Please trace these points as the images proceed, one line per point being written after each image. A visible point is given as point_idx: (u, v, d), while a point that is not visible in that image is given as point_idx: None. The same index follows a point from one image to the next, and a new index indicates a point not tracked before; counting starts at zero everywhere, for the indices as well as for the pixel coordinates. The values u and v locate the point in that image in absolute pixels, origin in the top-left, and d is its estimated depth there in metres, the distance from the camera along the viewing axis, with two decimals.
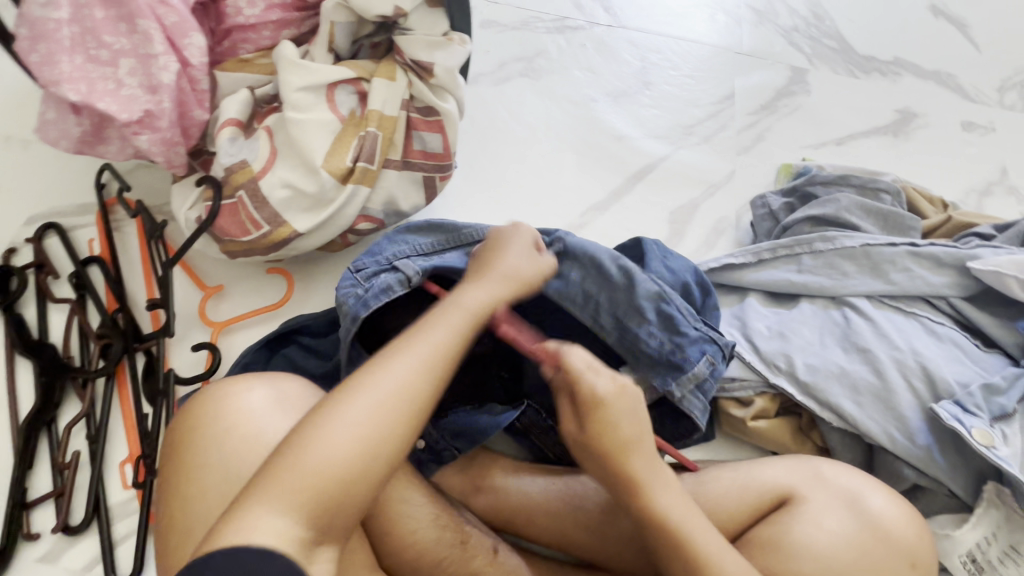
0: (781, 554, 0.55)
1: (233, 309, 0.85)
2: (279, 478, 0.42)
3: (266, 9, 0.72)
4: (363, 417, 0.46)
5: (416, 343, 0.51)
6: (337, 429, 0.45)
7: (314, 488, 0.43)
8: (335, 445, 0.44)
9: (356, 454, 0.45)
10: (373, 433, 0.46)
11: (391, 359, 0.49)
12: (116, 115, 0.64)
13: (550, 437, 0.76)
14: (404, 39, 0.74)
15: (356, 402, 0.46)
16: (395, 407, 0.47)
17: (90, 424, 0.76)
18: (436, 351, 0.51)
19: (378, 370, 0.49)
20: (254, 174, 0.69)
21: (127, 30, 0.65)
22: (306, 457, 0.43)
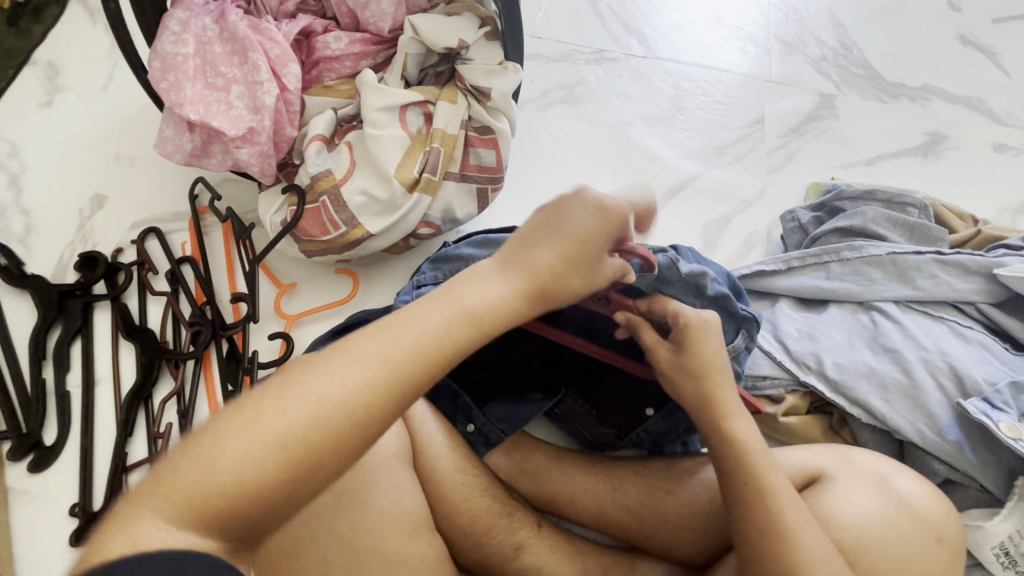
0: (826, 522, 0.58)
1: (304, 304, 0.95)
2: (179, 470, 0.42)
3: (349, 44, 0.84)
4: (285, 421, 0.43)
5: (377, 340, 0.48)
6: (259, 429, 0.43)
7: (210, 497, 0.41)
8: (248, 445, 0.42)
9: (270, 461, 0.42)
10: (292, 437, 0.43)
11: (341, 361, 0.46)
12: (225, 131, 0.76)
13: (587, 423, 0.81)
14: (465, 68, 0.84)
15: (284, 400, 0.44)
16: (322, 420, 0.44)
17: (180, 401, 0.86)
18: (395, 354, 0.47)
19: (313, 374, 0.46)
20: (337, 181, 0.80)
21: (239, 61, 0.79)
22: (214, 453, 0.42)
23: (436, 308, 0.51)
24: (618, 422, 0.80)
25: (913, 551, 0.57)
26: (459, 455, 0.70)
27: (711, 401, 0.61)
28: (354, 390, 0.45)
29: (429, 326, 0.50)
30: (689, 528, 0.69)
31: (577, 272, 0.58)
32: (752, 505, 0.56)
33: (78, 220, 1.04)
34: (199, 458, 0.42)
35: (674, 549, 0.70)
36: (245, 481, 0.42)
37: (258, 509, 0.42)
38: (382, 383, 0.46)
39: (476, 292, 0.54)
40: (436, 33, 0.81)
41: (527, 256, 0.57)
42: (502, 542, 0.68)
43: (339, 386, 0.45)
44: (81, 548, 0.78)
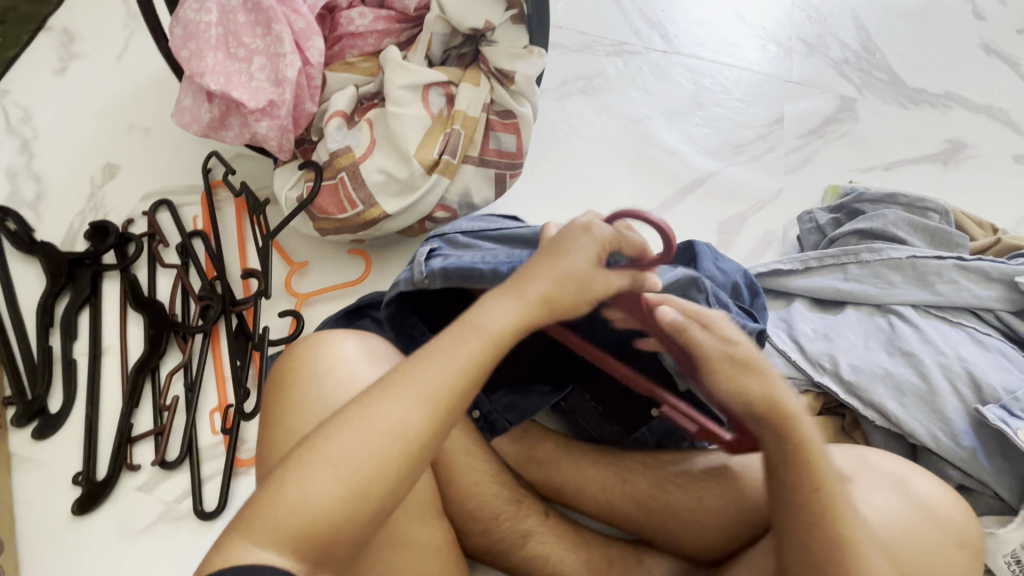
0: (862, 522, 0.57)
1: (314, 284, 0.94)
2: (265, 516, 0.46)
3: (373, 20, 0.83)
4: (354, 461, 0.48)
5: (419, 374, 0.51)
6: (325, 470, 0.47)
7: (295, 532, 0.46)
8: (323, 487, 0.47)
9: (342, 498, 0.47)
10: (363, 475, 0.48)
11: (388, 396, 0.50)
12: (245, 102, 0.75)
13: (593, 417, 0.80)
14: (490, 50, 0.83)
15: (342, 439, 0.48)
16: (385, 453, 0.48)
17: (187, 374, 0.85)
18: (437, 386, 0.51)
19: (363, 414, 0.49)
20: (356, 158, 0.79)
21: (262, 32, 0.77)
22: (293, 497, 0.46)
23: (460, 338, 0.53)
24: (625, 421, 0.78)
25: (937, 554, 0.57)
26: (471, 440, 0.69)
27: (767, 410, 0.56)
28: (405, 425, 0.49)
29: (463, 354, 0.53)
30: (702, 525, 0.67)
31: (582, 290, 0.57)
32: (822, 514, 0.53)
33: (88, 188, 1.03)
34: (277, 498, 0.47)
35: (684, 545, 0.69)
36: (331, 518, 0.47)
37: (342, 542, 0.47)
38: (431, 411, 0.50)
39: (494, 317, 0.54)
40: (463, 12, 0.80)
41: (529, 282, 0.56)
42: (510, 529, 0.68)
43: (394, 419, 0.49)
44: (84, 517, 0.78)
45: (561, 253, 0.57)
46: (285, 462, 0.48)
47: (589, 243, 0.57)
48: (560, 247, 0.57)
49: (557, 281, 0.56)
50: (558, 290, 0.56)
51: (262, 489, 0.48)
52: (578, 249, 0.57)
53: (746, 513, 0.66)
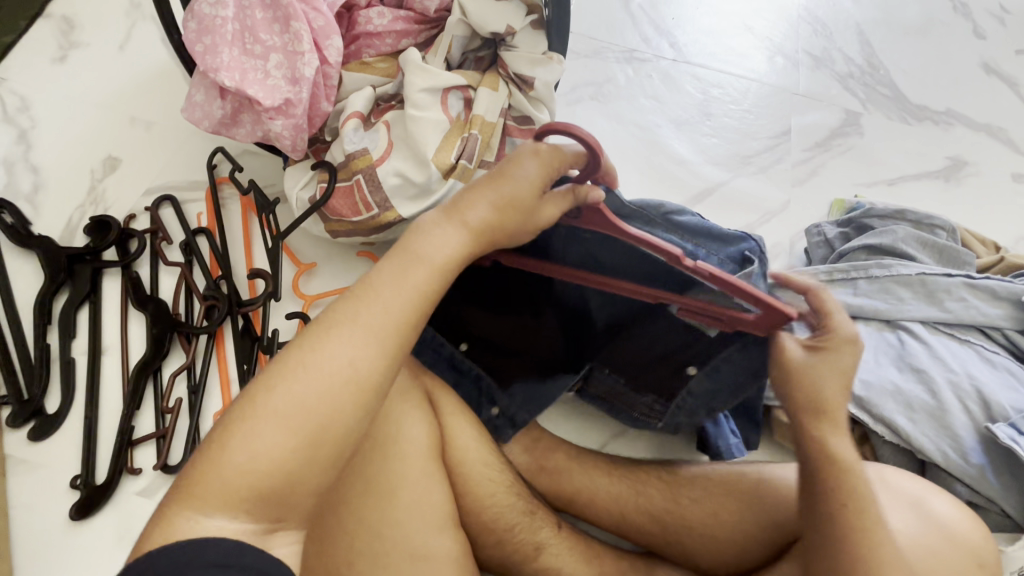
0: None
1: (322, 286, 0.92)
2: (209, 478, 0.44)
3: (392, 21, 0.82)
4: (297, 408, 0.46)
5: (362, 311, 0.50)
6: (271, 420, 0.46)
7: (242, 490, 0.44)
8: (269, 439, 0.45)
9: (292, 449, 0.46)
10: (310, 423, 0.46)
11: (330, 337, 0.49)
12: (261, 100, 0.74)
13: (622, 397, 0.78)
14: (509, 55, 0.82)
15: (285, 387, 0.47)
16: (333, 394, 0.47)
17: (191, 376, 0.83)
18: (384, 325, 0.50)
19: (306, 358, 0.48)
20: (373, 161, 0.78)
21: (280, 29, 0.76)
22: (239, 454, 0.45)
23: (403, 270, 0.53)
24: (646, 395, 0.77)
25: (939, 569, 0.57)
26: (487, 450, 0.68)
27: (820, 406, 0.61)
28: (351, 364, 0.48)
29: (411, 286, 0.52)
30: (716, 541, 0.67)
31: (534, 208, 0.57)
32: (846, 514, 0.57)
33: (89, 181, 1.01)
34: (220, 456, 0.45)
35: (696, 560, 0.68)
36: (281, 469, 0.45)
37: (293, 494, 0.46)
38: (381, 348, 0.50)
39: (437, 247, 0.55)
40: (484, 16, 0.79)
41: (460, 212, 0.57)
42: (523, 543, 0.67)
43: (339, 358, 0.48)
44: (83, 521, 0.76)
45: (506, 173, 0.57)
46: (228, 416, 0.47)
47: (532, 166, 0.57)
48: (508, 169, 0.57)
49: (498, 199, 0.57)
50: (501, 208, 0.57)
51: (206, 449, 0.46)
52: (526, 174, 0.57)
53: (757, 533, 0.66)
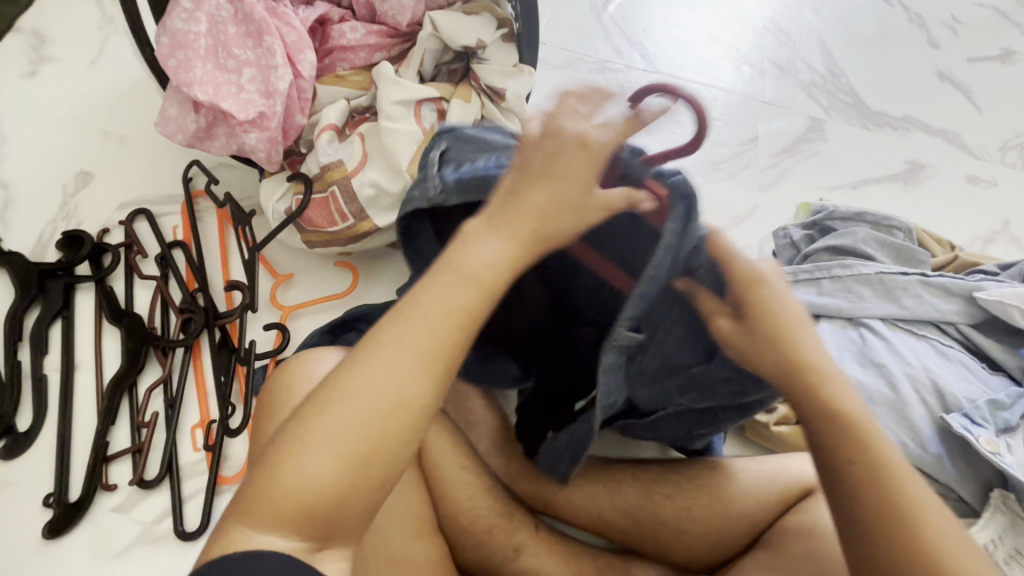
0: (814, 536, 0.60)
1: (300, 296, 0.93)
2: (263, 500, 0.42)
3: (365, 35, 0.83)
4: (347, 431, 0.43)
5: (409, 330, 0.46)
6: (321, 445, 0.43)
7: (297, 513, 0.42)
8: (320, 463, 0.42)
9: (345, 472, 0.43)
10: (362, 446, 0.43)
11: (379, 355, 0.45)
12: (235, 114, 0.75)
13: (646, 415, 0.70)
14: (481, 67, 0.84)
15: (333, 410, 0.44)
16: (383, 418, 0.44)
17: (167, 389, 0.83)
18: (435, 342, 0.46)
19: (354, 380, 0.44)
20: (348, 172, 0.80)
21: (253, 44, 0.77)
22: (289, 478, 0.42)
23: (449, 284, 0.47)
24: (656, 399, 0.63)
25: None
26: (463, 453, 0.70)
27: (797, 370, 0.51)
28: (401, 385, 0.44)
29: (457, 303, 0.47)
30: (688, 535, 0.68)
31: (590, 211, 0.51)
32: (897, 525, 0.48)
33: (61, 197, 1.00)
34: (271, 482, 0.42)
35: (671, 554, 0.69)
36: (334, 493, 0.42)
37: (349, 516, 0.43)
38: (430, 368, 0.46)
39: (484, 262, 0.48)
40: (455, 31, 0.81)
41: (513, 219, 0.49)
42: (500, 543, 0.68)
43: (388, 381, 0.44)
44: (56, 539, 0.75)
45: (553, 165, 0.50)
46: (279, 440, 0.44)
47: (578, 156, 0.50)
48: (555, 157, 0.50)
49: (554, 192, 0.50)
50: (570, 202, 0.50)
51: (254, 485, 0.43)
52: (572, 169, 0.50)
53: (735, 525, 0.66)
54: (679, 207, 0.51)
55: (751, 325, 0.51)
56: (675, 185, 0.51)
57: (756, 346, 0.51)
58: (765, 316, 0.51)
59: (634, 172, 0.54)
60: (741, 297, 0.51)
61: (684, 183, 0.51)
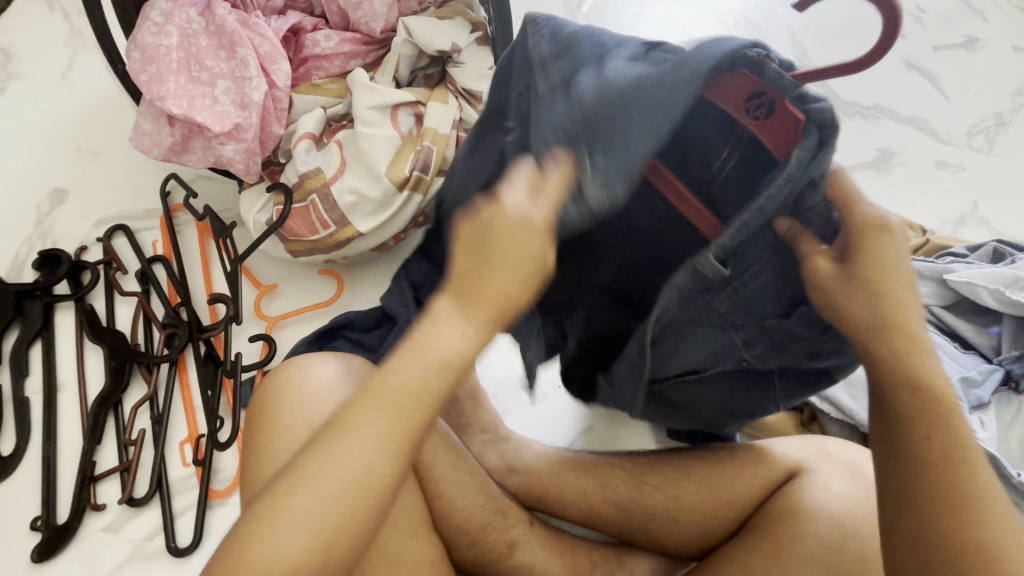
0: (800, 516, 0.62)
1: (285, 306, 0.93)
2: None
3: (339, 43, 0.83)
4: (312, 516, 0.43)
5: (370, 410, 0.44)
6: (286, 525, 0.43)
7: None
8: (289, 541, 0.42)
9: (309, 554, 0.43)
10: (329, 526, 0.43)
11: (346, 436, 0.43)
12: (211, 126, 0.74)
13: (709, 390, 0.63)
14: (456, 71, 0.84)
15: (298, 491, 0.43)
16: (347, 501, 0.43)
17: (153, 406, 0.82)
18: (397, 424, 0.44)
19: (315, 464, 0.43)
20: (327, 180, 0.80)
21: (226, 56, 0.77)
22: (256, 556, 0.42)
23: (408, 364, 0.44)
24: (713, 356, 0.54)
25: None
26: (455, 454, 0.70)
27: (894, 325, 0.47)
28: (366, 464, 0.43)
29: (426, 388, 0.44)
30: (678, 522, 0.69)
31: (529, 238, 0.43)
32: (964, 477, 0.46)
33: (35, 216, 0.98)
34: (233, 565, 0.42)
35: (662, 542, 0.71)
36: (299, 574, 0.43)
37: None
38: (397, 448, 0.44)
39: (443, 342, 0.44)
40: (428, 37, 0.82)
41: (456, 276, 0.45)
42: (495, 540, 0.69)
43: (353, 462, 0.43)
44: (47, 562, 0.74)
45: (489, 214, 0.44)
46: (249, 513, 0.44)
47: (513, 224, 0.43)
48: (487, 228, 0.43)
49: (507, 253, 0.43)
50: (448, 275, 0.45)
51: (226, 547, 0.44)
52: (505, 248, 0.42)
53: (722, 509, 0.68)
54: (812, 136, 0.42)
55: (854, 271, 0.46)
56: (816, 111, 0.42)
57: (851, 298, 0.46)
58: (871, 266, 0.46)
59: (772, 90, 0.44)
60: (853, 241, 0.47)
61: (829, 115, 0.42)
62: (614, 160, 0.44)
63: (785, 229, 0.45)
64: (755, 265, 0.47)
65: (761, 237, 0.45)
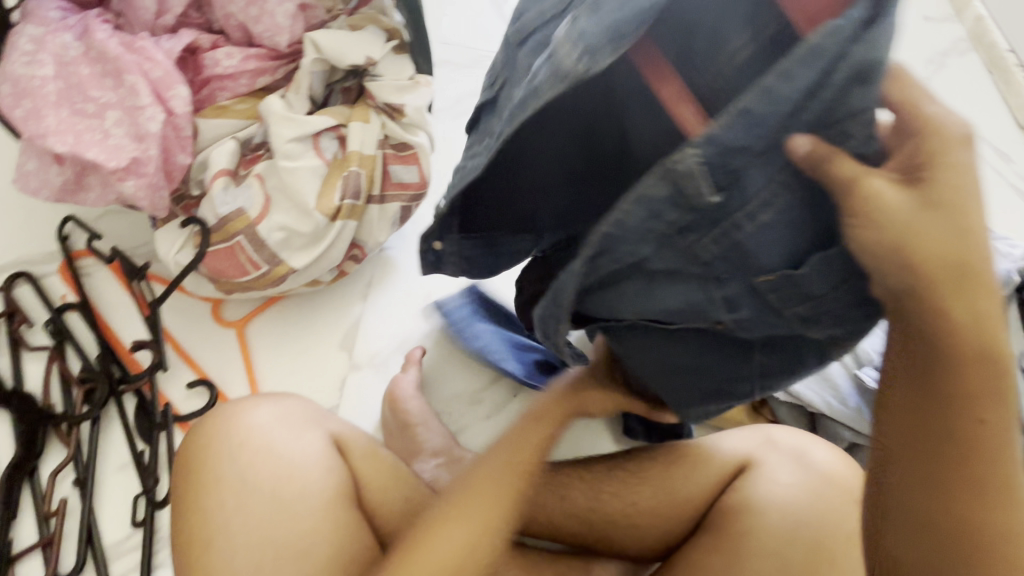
0: (751, 511, 0.62)
1: (241, 308, 0.91)
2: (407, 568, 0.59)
3: (243, 60, 0.77)
4: (459, 520, 0.63)
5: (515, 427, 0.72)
6: (460, 529, 0.62)
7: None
8: (456, 535, 0.61)
9: (464, 542, 0.62)
10: (492, 521, 0.63)
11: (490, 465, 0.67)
12: (104, 163, 0.68)
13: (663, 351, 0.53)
14: (374, 85, 0.80)
15: (468, 504, 0.63)
16: (489, 500, 0.64)
17: (77, 468, 0.75)
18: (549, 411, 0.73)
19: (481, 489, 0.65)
20: (251, 220, 0.74)
21: (113, 84, 0.70)
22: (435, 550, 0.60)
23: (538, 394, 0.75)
24: (687, 311, 0.45)
25: (829, 509, 0.62)
26: (407, 485, 0.68)
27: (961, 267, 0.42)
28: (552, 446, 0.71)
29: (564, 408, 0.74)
30: (638, 526, 0.69)
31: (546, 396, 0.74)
32: (973, 448, 0.45)
33: None
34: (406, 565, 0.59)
35: (624, 548, 0.71)
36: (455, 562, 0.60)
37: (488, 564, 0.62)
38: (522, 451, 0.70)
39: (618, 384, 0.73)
40: (341, 50, 0.77)
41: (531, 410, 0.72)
42: None
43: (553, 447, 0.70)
44: None
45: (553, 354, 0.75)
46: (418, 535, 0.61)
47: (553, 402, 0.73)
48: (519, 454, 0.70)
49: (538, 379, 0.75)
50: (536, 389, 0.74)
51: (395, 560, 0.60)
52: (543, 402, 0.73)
53: (679, 509, 0.68)
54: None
55: (927, 188, 0.41)
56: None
57: (931, 224, 0.41)
58: (953, 181, 0.42)
59: None
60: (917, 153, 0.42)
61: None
62: (596, 17, 0.41)
63: (807, 149, 0.38)
64: (760, 193, 0.40)
65: (767, 154, 0.39)
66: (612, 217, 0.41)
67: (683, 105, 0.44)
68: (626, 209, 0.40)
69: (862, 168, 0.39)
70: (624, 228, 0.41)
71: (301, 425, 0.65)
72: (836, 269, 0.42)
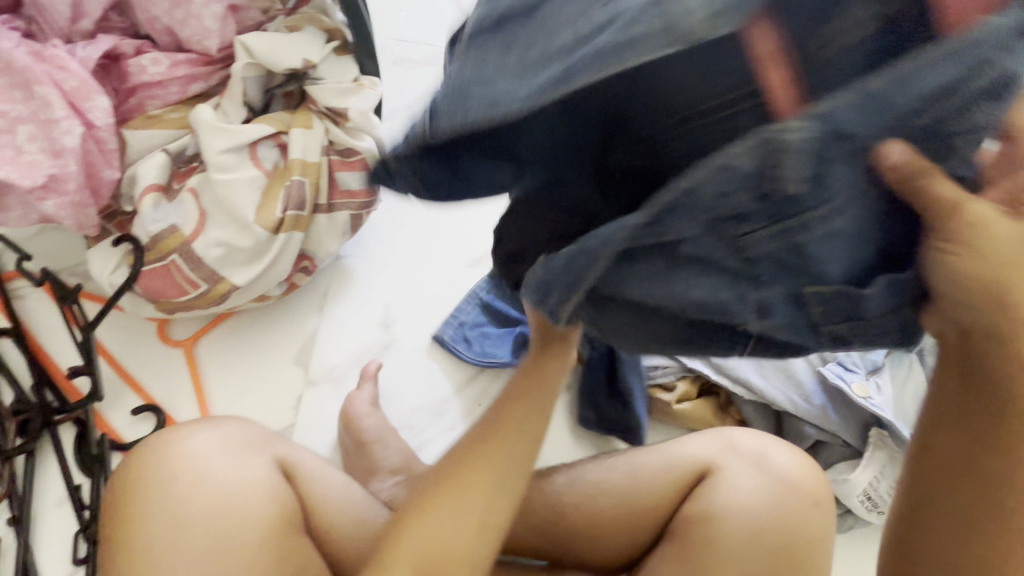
0: (710, 520, 0.61)
1: (189, 328, 0.87)
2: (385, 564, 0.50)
3: (171, 66, 0.73)
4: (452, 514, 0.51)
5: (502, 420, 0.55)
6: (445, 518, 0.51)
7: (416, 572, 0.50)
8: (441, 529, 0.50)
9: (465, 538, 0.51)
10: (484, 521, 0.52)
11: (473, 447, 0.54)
12: (17, 182, 0.63)
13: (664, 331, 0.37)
14: (315, 88, 0.76)
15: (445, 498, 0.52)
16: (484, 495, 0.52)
17: (12, 504, 0.71)
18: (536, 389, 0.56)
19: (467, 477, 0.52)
20: (185, 238, 0.71)
21: (23, 96, 0.65)
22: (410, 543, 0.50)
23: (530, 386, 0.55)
24: (702, 306, 0.34)
25: (787, 514, 0.61)
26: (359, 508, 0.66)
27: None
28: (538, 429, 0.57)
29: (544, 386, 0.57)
30: (601, 538, 0.67)
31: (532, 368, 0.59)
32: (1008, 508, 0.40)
33: None
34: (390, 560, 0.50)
35: (586, 560, 0.69)
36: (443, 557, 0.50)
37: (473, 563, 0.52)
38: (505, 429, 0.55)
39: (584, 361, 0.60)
40: (275, 54, 0.73)
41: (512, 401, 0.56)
42: None
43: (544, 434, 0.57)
44: None
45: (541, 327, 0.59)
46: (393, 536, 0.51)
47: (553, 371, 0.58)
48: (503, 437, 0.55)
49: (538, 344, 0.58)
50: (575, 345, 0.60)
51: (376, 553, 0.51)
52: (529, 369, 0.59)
53: (641, 519, 0.66)
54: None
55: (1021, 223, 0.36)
56: None
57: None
58: None
59: None
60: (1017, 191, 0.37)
61: None
62: None
63: (901, 161, 0.32)
64: (837, 198, 0.32)
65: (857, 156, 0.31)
66: (691, 174, 0.30)
67: (776, 46, 0.30)
68: (723, 181, 0.30)
69: (960, 193, 0.34)
70: (701, 188, 0.30)
71: (239, 453, 0.61)
72: (901, 289, 0.36)
